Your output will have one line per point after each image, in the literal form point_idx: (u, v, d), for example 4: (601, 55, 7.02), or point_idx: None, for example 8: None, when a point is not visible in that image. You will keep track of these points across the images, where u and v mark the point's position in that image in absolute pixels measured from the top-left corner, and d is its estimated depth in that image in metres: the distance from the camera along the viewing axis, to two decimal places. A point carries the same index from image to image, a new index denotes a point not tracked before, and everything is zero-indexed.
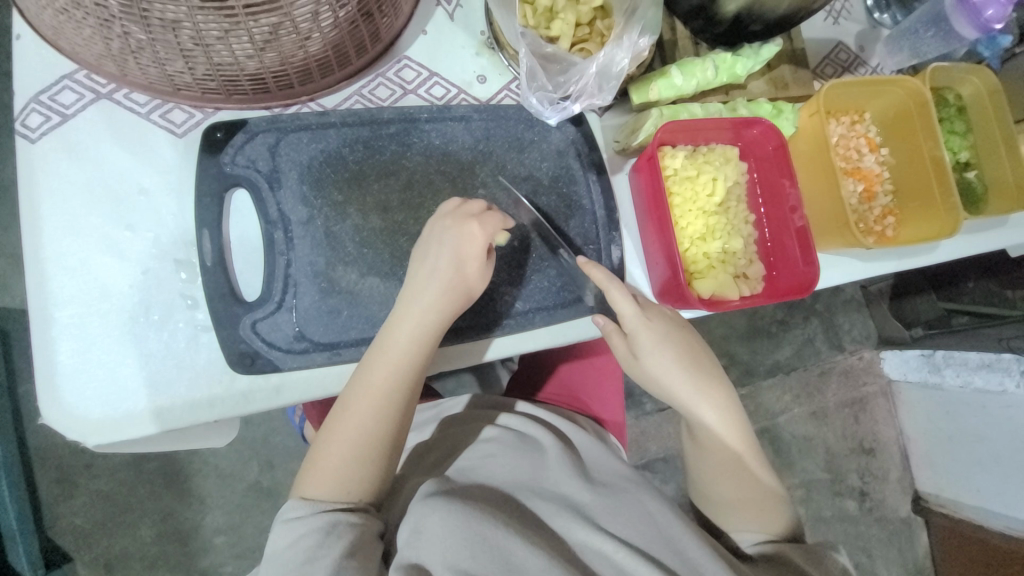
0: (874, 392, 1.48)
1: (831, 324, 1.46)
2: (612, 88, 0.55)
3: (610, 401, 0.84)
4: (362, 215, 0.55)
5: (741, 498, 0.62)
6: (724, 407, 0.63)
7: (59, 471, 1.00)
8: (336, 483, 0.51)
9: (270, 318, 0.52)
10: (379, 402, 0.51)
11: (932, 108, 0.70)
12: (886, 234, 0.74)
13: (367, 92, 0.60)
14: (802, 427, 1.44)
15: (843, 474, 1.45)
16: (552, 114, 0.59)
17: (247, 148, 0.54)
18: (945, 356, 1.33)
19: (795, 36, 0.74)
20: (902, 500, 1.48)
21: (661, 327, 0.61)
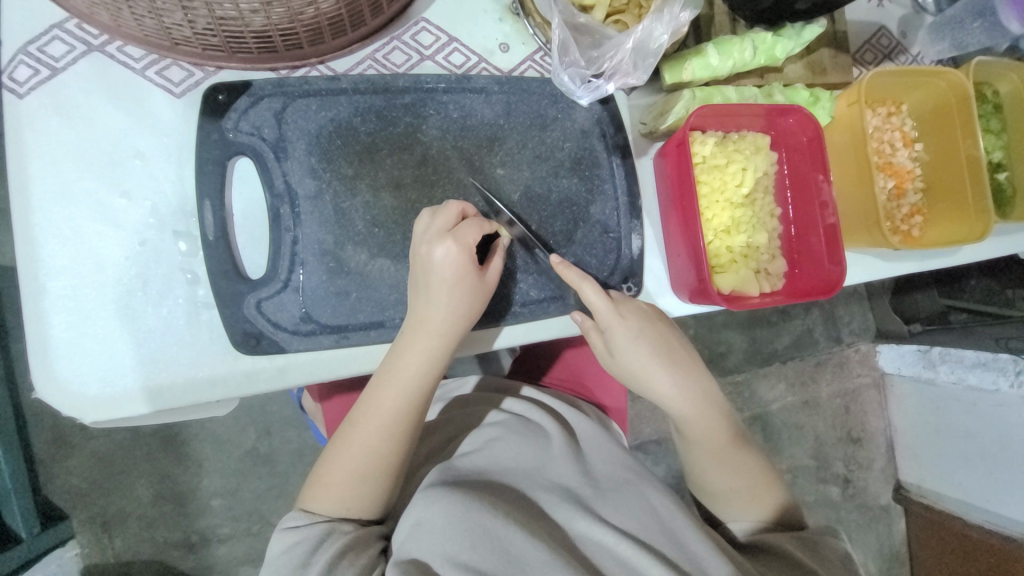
0: (867, 384, 1.49)
1: (832, 316, 1.45)
2: (648, 66, 0.52)
3: (613, 387, 0.83)
4: (373, 191, 0.52)
5: (732, 487, 0.61)
6: (702, 400, 0.60)
7: (56, 430, 0.99)
8: (342, 504, 0.50)
9: (276, 297, 0.49)
10: (385, 428, 0.50)
11: (974, 103, 0.67)
12: (912, 234, 0.72)
13: (380, 57, 0.55)
14: (795, 415, 1.45)
15: (830, 461, 1.48)
16: (584, 93, 0.55)
17: (252, 113, 0.50)
18: (941, 353, 1.30)
19: (838, 18, 0.69)
20: (884, 489, 1.51)
21: (634, 321, 0.57)
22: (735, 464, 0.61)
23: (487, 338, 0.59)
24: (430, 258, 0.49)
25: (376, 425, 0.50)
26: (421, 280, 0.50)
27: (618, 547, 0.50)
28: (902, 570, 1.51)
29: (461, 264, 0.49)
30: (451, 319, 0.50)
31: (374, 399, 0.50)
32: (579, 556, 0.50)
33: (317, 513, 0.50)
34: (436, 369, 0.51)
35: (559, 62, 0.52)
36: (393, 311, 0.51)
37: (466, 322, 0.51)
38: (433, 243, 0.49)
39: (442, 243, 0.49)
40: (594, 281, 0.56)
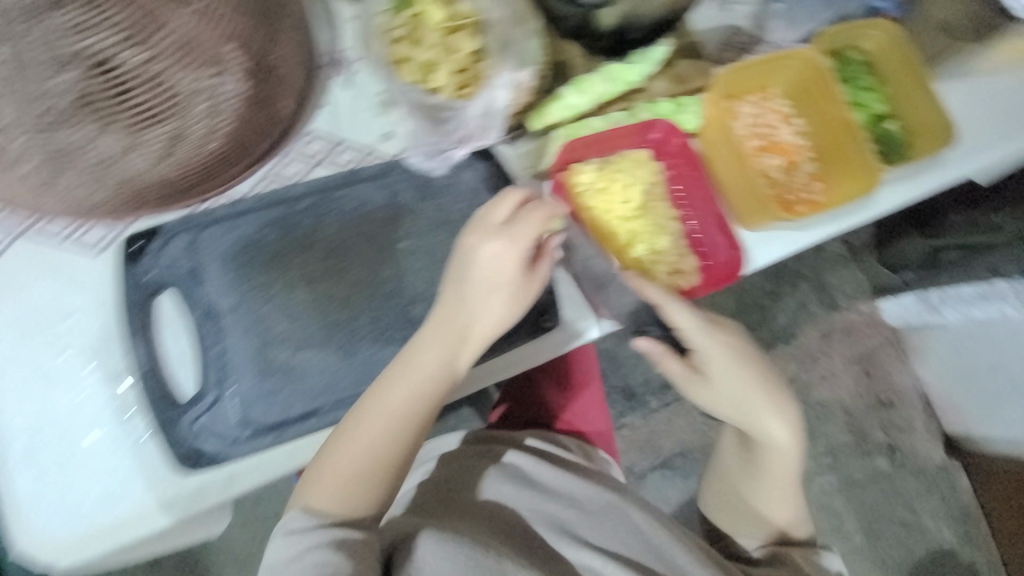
0: (880, 343, 1.49)
1: (823, 284, 1.49)
2: (499, 127, 0.58)
3: (592, 416, 0.89)
4: (288, 291, 0.57)
5: (756, 516, 0.74)
6: (791, 429, 0.68)
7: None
8: (337, 501, 0.52)
9: (209, 411, 0.53)
10: (378, 435, 0.53)
11: (830, 73, 0.72)
12: (817, 200, 0.75)
13: (275, 173, 0.61)
14: (821, 392, 1.47)
15: (867, 432, 1.47)
16: (438, 165, 0.63)
17: (166, 251, 0.56)
18: (939, 296, 1.24)
19: (685, 32, 0.76)
20: (933, 447, 1.48)
21: (728, 346, 0.65)
22: (762, 478, 0.72)
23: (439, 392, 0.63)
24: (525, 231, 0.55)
25: (370, 433, 0.53)
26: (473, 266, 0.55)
27: None
28: (979, 526, 1.45)
29: (503, 260, 0.55)
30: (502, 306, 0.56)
31: (366, 409, 0.53)
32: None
33: (314, 509, 0.52)
34: (437, 373, 0.55)
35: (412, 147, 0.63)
36: (324, 397, 0.55)
37: (470, 321, 0.56)
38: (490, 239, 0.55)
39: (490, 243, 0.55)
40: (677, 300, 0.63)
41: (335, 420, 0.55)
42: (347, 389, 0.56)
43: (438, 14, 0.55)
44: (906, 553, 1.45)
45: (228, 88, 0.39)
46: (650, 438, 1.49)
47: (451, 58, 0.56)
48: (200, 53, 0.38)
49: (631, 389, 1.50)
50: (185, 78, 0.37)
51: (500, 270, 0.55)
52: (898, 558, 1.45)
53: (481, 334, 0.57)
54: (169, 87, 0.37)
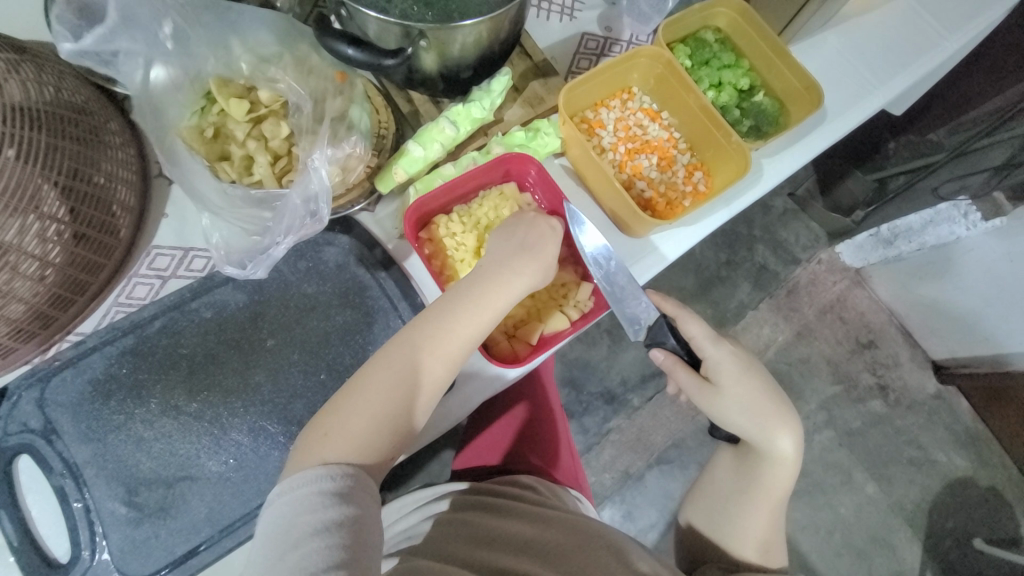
0: (846, 286, 1.43)
1: (777, 241, 1.42)
2: (325, 211, 0.55)
3: (562, 457, 0.86)
4: (148, 423, 0.54)
5: (743, 535, 0.65)
6: (796, 444, 0.64)
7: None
8: (360, 451, 0.49)
9: (88, 572, 0.51)
10: (415, 378, 0.52)
11: (677, 62, 0.70)
12: (700, 189, 0.73)
13: (125, 298, 0.59)
14: (794, 351, 1.40)
15: (854, 377, 1.40)
16: (257, 268, 0.57)
17: (17, 412, 0.53)
18: (891, 228, 1.27)
19: (532, 51, 0.73)
20: (925, 377, 1.41)
21: (737, 358, 0.64)
22: (762, 502, 0.65)
23: None
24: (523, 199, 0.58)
25: (406, 371, 0.52)
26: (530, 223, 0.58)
27: None
28: (992, 448, 1.38)
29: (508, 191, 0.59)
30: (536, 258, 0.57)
31: (409, 345, 0.52)
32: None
33: (338, 463, 0.48)
34: (477, 327, 0.54)
35: (218, 258, 0.57)
36: (207, 528, 0.53)
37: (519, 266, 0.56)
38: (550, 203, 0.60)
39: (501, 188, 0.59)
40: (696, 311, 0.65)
41: (225, 549, 0.53)
42: (231, 514, 0.54)
43: (237, 107, 0.54)
44: (922, 491, 1.35)
45: (39, 224, 0.48)
46: (641, 437, 1.34)
47: (267, 145, 0.55)
48: (17, 202, 0.45)
49: (611, 391, 1.33)
50: (7, 235, 0.46)
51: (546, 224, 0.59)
52: (915, 498, 1.35)
53: (519, 273, 0.56)
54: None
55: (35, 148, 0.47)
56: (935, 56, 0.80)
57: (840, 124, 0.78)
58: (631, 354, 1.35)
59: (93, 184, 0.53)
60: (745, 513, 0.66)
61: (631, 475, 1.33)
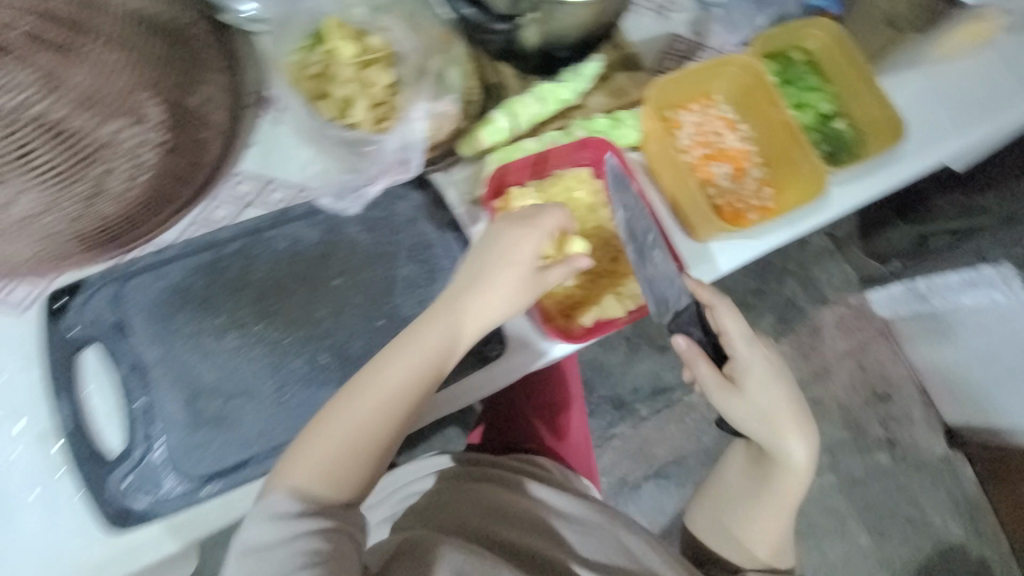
0: (872, 335, 1.42)
1: (809, 278, 1.42)
2: (416, 156, 0.58)
3: (577, 444, 0.87)
4: (216, 337, 0.56)
5: (752, 533, 0.68)
6: (809, 453, 0.65)
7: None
8: (331, 476, 0.50)
9: (138, 469, 0.51)
10: (387, 400, 0.52)
11: (767, 75, 0.71)
12: (768, 205, 0.74)
13: (205, 217, 0.61)
14: (809, 390, 1.38)
15: (864, 427, 1.39)
16: (351, 202, 0.62)
17: (89, 306, 0.55)
18: (927, 285, 1.20)
19: (621, 44, 0.75)
20: (934, 439, 1.40)
21: (768, 362, 0.64)
22: (772, 504, 0.67)
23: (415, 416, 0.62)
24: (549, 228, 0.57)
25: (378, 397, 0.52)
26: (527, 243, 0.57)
27: None
28: (991, 520, 1.36)
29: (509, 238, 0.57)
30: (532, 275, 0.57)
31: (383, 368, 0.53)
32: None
33: (302, 490, 0.49)
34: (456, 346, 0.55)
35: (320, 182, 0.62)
36: (259, 445, 0.54)
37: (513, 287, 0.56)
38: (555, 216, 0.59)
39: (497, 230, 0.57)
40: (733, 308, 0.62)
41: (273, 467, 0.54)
42: (283, 434, 0.55)
43: (348, 49, 0.56)
44: (913, 551, 1.34)
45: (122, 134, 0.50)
46: (644, 447, 1.34)
47: (368, 91, 0.56)
48: (113, 100, 0.49)
49: (621, 398, 1.34)
50: (105, 130, 0.49)
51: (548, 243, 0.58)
52: (905, 557, 1.34)
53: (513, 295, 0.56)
54: (80, 138, 0.48)
55: (145, 57, 0.51)
56: (1015, 113, 0.80)
57: (914, 166, 0.78)
58: (647, 364, 1.35)
59: (194, 101, 0.56)
60: (753, 513, 0.68)
61: (628, 484, 1.33)
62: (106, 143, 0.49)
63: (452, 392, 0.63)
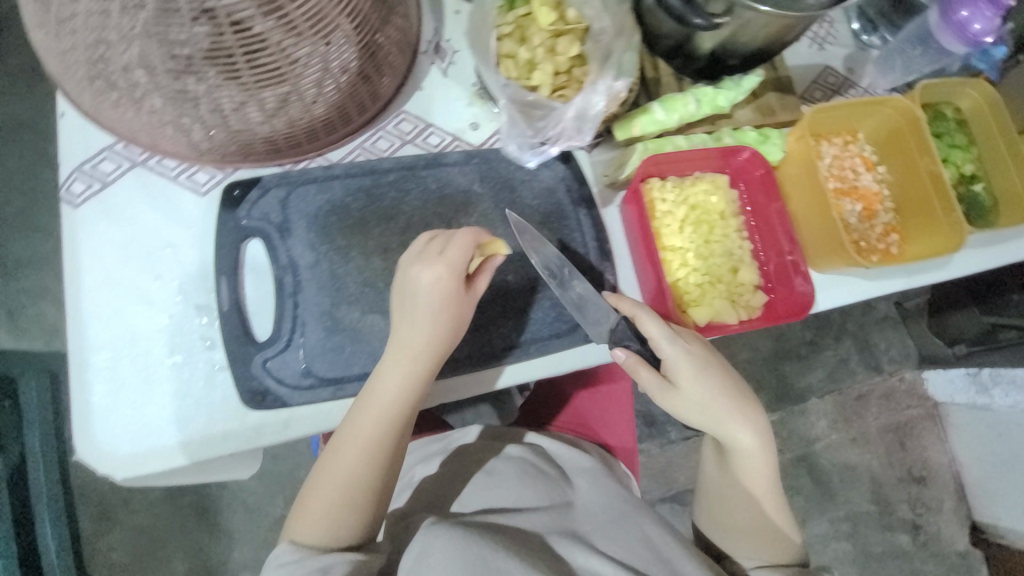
0: (919, 415, 1.37)
1: (867, 344, 1.38)
2: (590, 129, 0.59)
3: (620, 429, 0.87)
4: (364, 257, 0.60)
5: (745, 529, 0.65)
6: (755, 437, 0.62)
7: (123, 495, 1.15)
8: (331, 525, 0.54)
9: (280, 356, 0.56)
10: (359, 447, 0.55)
11: (924, 124, 0.71)
12: (891, 251, 0.74)
13: (368, 146, 0.65)
14: (842, 454, 1.34)
15: (893, 505, 1.34)
16: (532, 156, 0.64)
17: (261, 202, 0.59)
18: (992, 374, 1.22)
19: (778, 65, 0.75)
20: (959, 533, 1.35)
21: (696, 355, 0.61)
22: (746, 494, 0.65)
23: (487, 380, 0.64)
24: (438, 281, 0.54)
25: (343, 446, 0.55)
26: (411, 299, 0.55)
27: None
28: None
29: (440, 291, 0.54)
30: (427, 330, 0.55)
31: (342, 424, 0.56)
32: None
33: (309, 539, 0.53)
34: (390, 398, 0.54)
35: (508, 134, 0.60)
36: None
37: (413, 346, 0.55)
38: (422, 266, 0.54)
39: (414, 271, 0.54)
40: (652, 311, 0.61)
41: None
42: None
43: (546, 16, 0.57)
44: None
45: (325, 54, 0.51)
46: (665, 469, 1.33)
47: (553, 59, 0.58)
48: (315, 26, 0.48)
49: (653, 415, 1.34)
50: (300, 53, 0.49)
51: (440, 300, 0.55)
52: None
53: (413, 352, 0.55)
54: (277, 58, 0.48)
55: None
56: None
57: None
58: None
59: (381, 38, 0.56)
60: (732, 506, 0.66)
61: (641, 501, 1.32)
62: (296, 77, 0.51)
63: (472, 377, 0.63)
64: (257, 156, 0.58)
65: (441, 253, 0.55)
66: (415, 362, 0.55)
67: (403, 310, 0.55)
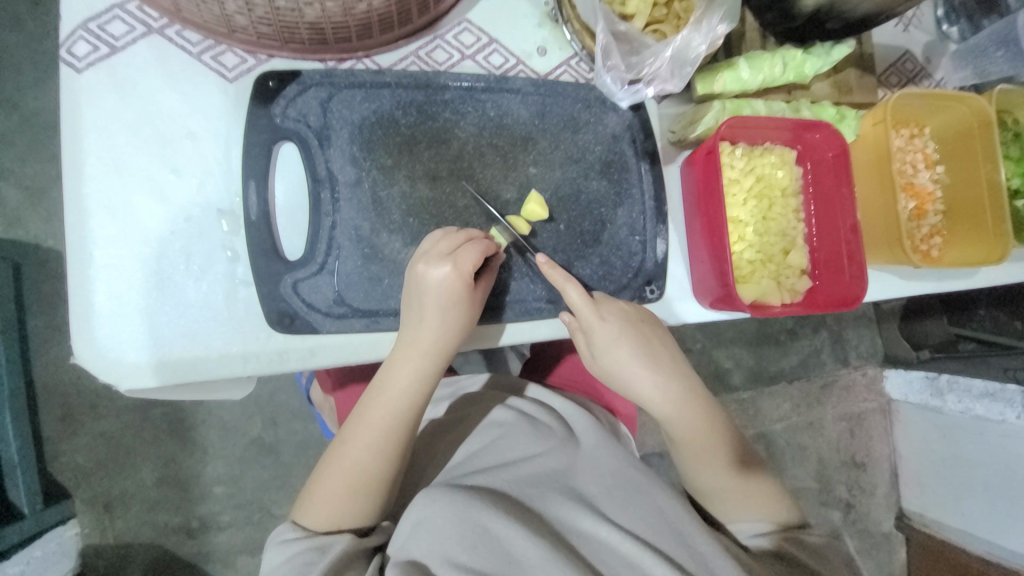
0: (872, 409, 1.41)
1: (840, 338, 1.39)
2: (686, 74, 0.53)
3: (624, 392, 0.82)
4: (410, 182, 0.54)
5: (732, 492, 0.62)
6: (690, 398, 0.61)
7: (92, 397, 1.06)
8: (334, 518, 0.53)
9: (312, 279, 0.52)
10: (367, 444, 0.53)
11: (996, 128, 0.68)
12: (931, 253, 0.72)
13: (424, 55, 0.57)
14: (799, 436, 1.37)
15: (832, 484, 1.39)
16: (625, 97, 0.57)
17: (300, 101, 0.52)
18: (949, 381, 1.24)
19: (866, 40, 0.70)
20: (886, 515, 1.42)
21: (621, 317, 0.58)
22: (710, 453, 0.62)
23: (496, 334, 0.59)
24: (447, 284, 0.50)
25: (353, 444, 0.54)
26: (416, 300, 0.51)
27: (624, 548, 0.52)
28: None
29: (449, 292, 0.50)
30: (436, 330, 0.52)
31: (355, 418, 0.54)
32: (578, 552, 0.52)
33: (312, 528, 0.53)
34: (398, 396, 0.53)
35: (601, 67, 0.53)
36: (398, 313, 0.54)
37: (419, 345, 0.52)
38: (431, 265, 0.50)
39: (422, 270, 0.51)
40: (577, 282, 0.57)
41: None
42: None
43: None
44: None
45: None
46: None
47: None
48: None
49: None
50: None
51: (453, 303, 0.51)
52: None
53: (419, 352, 0.52)
54: None
55: None
56: None
57: None
58: None
59: None
60: (704, 469, 0.62)
61: None
62: None
63: (491, 330, 0.59)
64: (299, 46, 0.50)
65: (451, 253, 0.51)
66: (420, 361, 0.52)
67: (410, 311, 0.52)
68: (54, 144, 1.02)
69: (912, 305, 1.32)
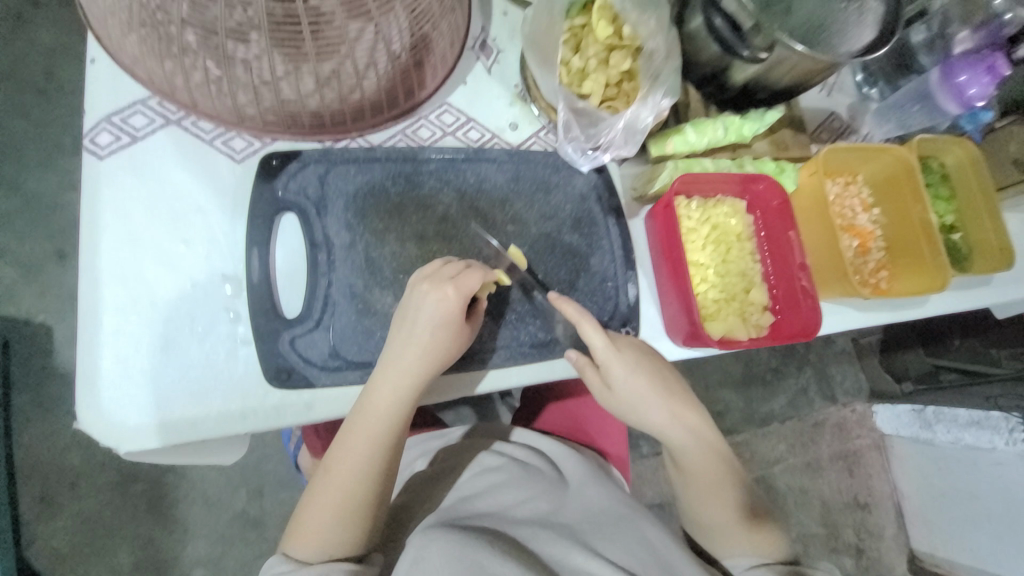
0: (866, 445, 1.42)
1: (824, 374, 1.42)
2: (637, 141, 0.62)
3: (614, 434, 0.84)
4: (399, 243, 0.60)
5: (728, 525, 0.63)
6: (695, 430, 0.65)
7: (72, 476, 1.03)
8: (325, 542, 0.53)
9: (308, 335, 0.55)
10: (359, 463, 0.54)
11: (920, 175, 0.77)
12: (880, 286, 0.79)
13: (410, 133, 0.65)
14: (796, 478, 1.37)
15: (838, 528, 1.37)
16: (584, 162, 0.66)
17: (300, 176, 0.59)
18: (935, 412, 1.28)
19: (794, 105, 0.81)
20: (896, 558, 1.39)
21: (636, 352, 0.62)
22: (712, 484, 0.64)
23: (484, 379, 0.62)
24: (445, 303, 0.53)
25: (346, 463, 0.54)
26: (413, 319, 0.54)
27: None
28: None
29: (445, 312, 0.53)
30: (430, 349, 0.54)
31: (345, 437, 0.55)
32: None
33: (304, 554, 0.52)
34: (390, 414, 0.54)
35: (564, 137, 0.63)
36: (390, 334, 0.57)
37: (413, 364, 0.54)
38: (431, 289, 0.53)
39: (422, 291, 0.54)
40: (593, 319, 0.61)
41: None
42: None
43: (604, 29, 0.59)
44: None
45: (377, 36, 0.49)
46: None
47: (605, 71, 0.60)
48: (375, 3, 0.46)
49: None
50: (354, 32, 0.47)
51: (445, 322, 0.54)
52: None
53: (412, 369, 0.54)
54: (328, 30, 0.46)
55: None
56: None
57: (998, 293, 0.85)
58: None
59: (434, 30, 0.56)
60: (701, 500, 0.65)
61: None
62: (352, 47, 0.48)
63: (477, 376, 0.62)
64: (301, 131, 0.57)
65: (451, 278, 0.55)
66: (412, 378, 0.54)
67: (406, 329, 0.55)
68: (56, 225, 1.07)
69: (887, 339, 1.36)
